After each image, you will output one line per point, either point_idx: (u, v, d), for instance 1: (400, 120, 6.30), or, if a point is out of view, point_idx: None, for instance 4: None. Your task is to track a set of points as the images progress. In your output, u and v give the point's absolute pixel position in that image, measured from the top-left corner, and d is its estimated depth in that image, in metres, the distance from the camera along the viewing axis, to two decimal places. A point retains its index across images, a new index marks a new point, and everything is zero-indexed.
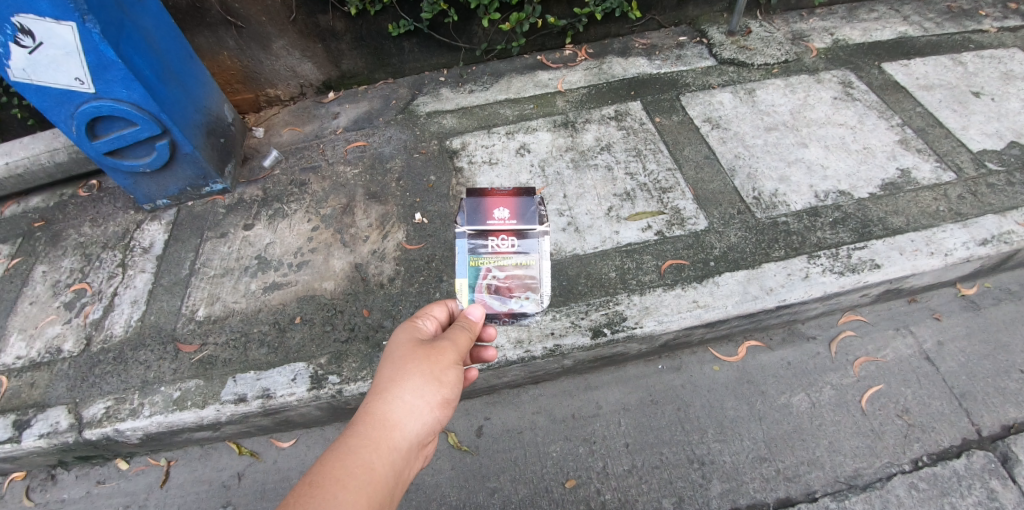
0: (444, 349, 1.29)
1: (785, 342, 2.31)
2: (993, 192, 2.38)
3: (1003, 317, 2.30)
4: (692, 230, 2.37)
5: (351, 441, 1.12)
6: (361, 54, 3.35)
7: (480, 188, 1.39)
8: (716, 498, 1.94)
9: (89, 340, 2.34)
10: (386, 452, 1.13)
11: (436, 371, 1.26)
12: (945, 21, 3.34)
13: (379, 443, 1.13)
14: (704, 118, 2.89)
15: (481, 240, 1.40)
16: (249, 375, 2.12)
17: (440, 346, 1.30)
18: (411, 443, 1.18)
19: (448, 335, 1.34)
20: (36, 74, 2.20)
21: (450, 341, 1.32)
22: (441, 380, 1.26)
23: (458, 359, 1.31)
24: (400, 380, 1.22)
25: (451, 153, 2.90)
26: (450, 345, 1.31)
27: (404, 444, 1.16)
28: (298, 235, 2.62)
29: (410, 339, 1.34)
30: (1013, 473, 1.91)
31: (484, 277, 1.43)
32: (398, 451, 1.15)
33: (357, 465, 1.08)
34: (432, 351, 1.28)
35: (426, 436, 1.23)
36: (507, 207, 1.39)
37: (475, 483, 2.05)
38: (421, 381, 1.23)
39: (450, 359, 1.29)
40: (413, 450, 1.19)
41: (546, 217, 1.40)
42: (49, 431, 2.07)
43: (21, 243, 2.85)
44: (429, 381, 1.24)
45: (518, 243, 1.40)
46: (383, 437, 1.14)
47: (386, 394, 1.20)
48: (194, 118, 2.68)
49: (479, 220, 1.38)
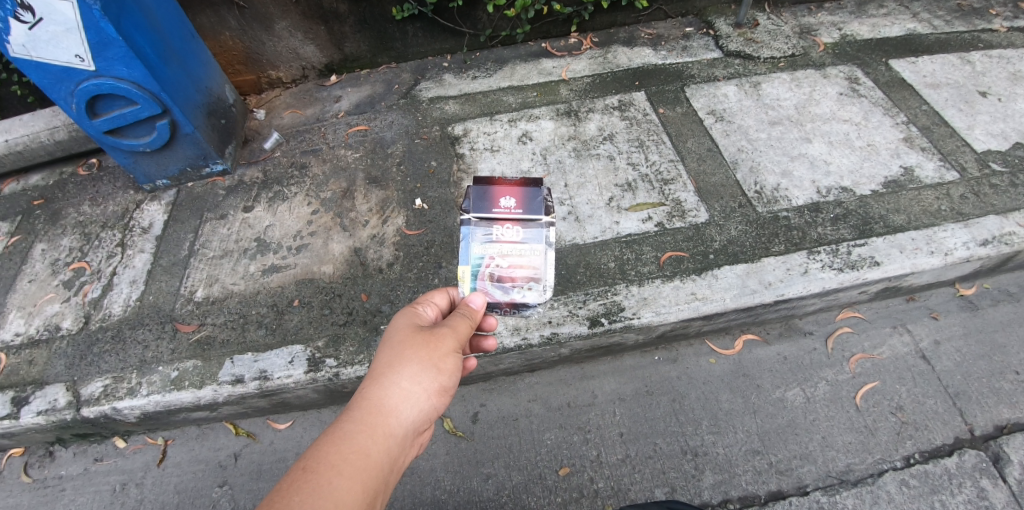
0: (444, 336, 1.30)
1: (782, 336, 2.31)
2: (995, 192, 2.37)
3: (1001, 317, 2.30)
4: (693, 223, 2.37)
5: (348, 426, 1.12)
6: (364, 37, 3.32)
7: (487, 177, 1.42)
8: (708, 489, 1.96)
9: (88, 318, 2.35)
10: (383, 438, 1.13)
11: (435, 358, 1.26)
12: (955, 19, 3.31)
13: (376, 428, 1.13)
14: (708, 110, 2.87)
15: (486, 228, 1.40)
16: (247, 356, 2.13)
17: (439, 334, 1.30)
18: (407, 429, 1.18)
19: (447, 322, 1.34)
20: (36, 50, 2.18)
21: (450, 328, 1.32)
22: (439, 368, 1.26)
23: (457, 346, 1.31)
24: (398, 365, 1.23)
25: (452, 140, 2.88)
26: (449, 332, 1.31)
27: (400, 431, 1.16)
28: (297, 218, 2.61)
29: (411, 324, 1.34)
30: (1004, 473, 1.92)
31: (487, 265, 1.42)
32: (394, 437, 1.15)
33: (352, 450, 1.07)
34: (431, 337, 1.29)
35: (423, 423, 1.23)
36: (513, 197, 1.40)
37: (469, 468, 2.07)
38: (419, 367, 1.23)
39: (450, 346, 1.30)
40: (409, 437, 1.19)
41: (553, 208, 1.41)
42: (47, 408, 2.08)
43: (21, 220, 2.85)
44: (427, 367, 1.24)
45: (521, 232, 1.41)
46: (380, 423, 1.14)
47: (384, 379, 1.21)
48: (195, 98, 2.67)
49: (484, 208, 1.40)
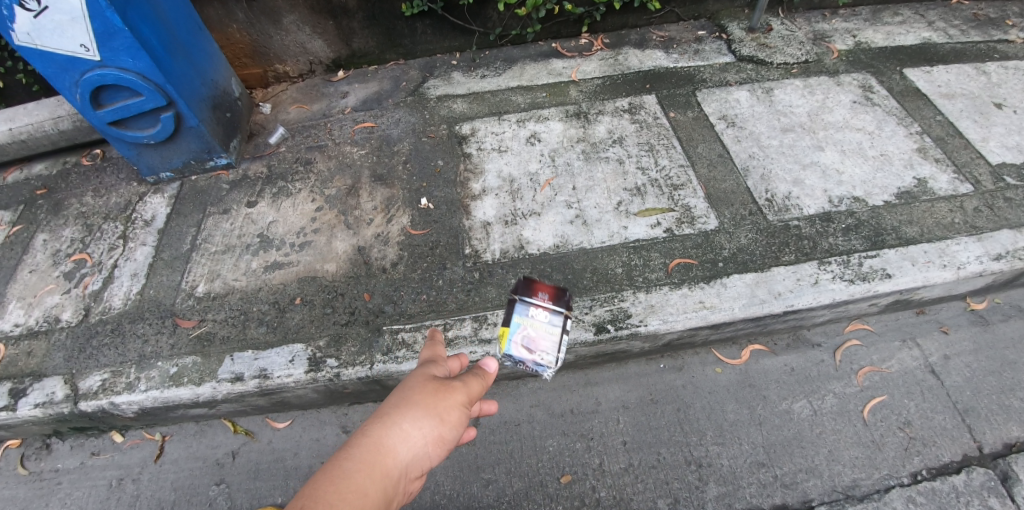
0: (454, 388, 1.26)
1: (789, 348, 2.28)
2: (1009, 206, 2.33)
3: (1012, 333, 2.26)
4: (702, 230, 2.33)
5: (348, 463, 1.07)
6: (373, 33, 3.29)
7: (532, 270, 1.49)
8: (711, 501, 1.93)
9: (87, 311, 2.32)
10: (379, 480, 1.08)
11: (442, 408, 1.22)
12: (971, 29, 3.26)
13: (373, 469, 1.08)
14: (720, 115, 2.84)
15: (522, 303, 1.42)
16: (247, 354, 2.10)
17: (450, 385, 1.27)
18: (403, 476, 1.13)
19: (460, 379, 1.31)
20: (41, 39, 2.15)
21: (462, 384, 1.29)
22: (444, 419, 1.22)
23: (465, 401, 1.27)
24: (405, 409, 1.19)
25: (460, 139, 2.85)
26: (460, 387, 1.28)
27: (397, 476, 1.11)
28: (301, 214, 2.59)
29: (425, 373, 1.32)
30: (1012, 492, 1.89)
31: (519, 334, 1.40)
32: (390, 481, 1.09)
33: (349, 489, 1.03)
34: (442, 388, 1.25)
35: (418, 473, 1.17)
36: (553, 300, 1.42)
37: (469, 473, 2.04)
38: (424, 414, 1.19)
39: (458, 400, 1.26)
40: (403, 484, 1.13)
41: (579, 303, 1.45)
42: (44, 401, 2.06)
43: (22, 210, 2.82)
44: (432, 415, 1.20)
45: (552, 315, 1.41)
46: (379, 464, 1.10)
47: (389, 420, 1.16)
48: (201, 91, 2.64)
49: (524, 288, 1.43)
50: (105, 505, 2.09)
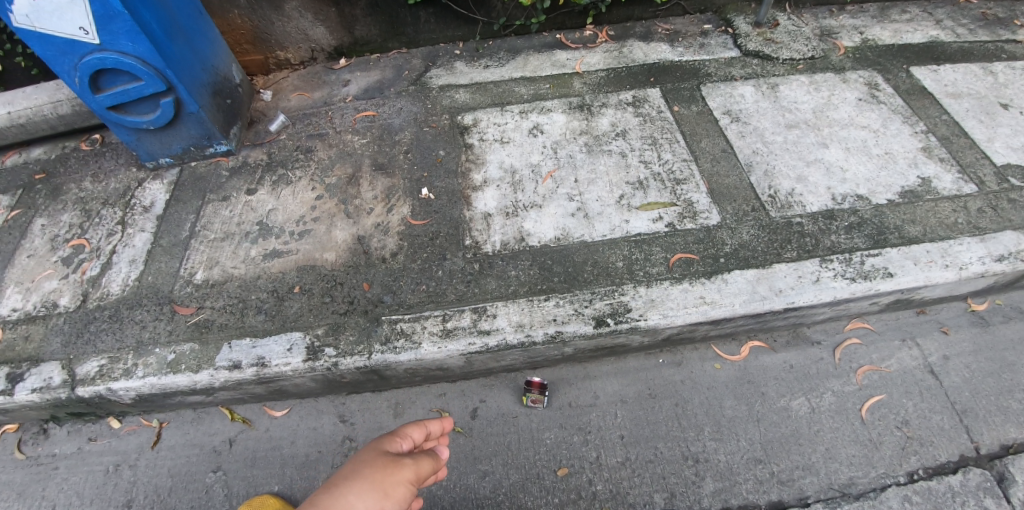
0: (405, 464, 1.13)
1: (788, 345, 2.27)
2: (1013, 208, 2.31)
3: (1012, 335, 2.25)
4: (704, 225, 2.32)
5: None
6: (376, 21, 3.25)
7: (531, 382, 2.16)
8: (708, 496, 1.93)
9: (85, 297, 2.31)
10: None
11: (390, 482, 1.07)
12: (979, 28, 3.23)
13: None
14: (724, 110, 2.81)
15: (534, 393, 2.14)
16: (245, 341, 2.09)
17: (401, 461, 1.14)
18: None
19: (413, 457, 1.18)
20: (40, 21, 2.13)
21: (413, 462, 1.16)
22: (391, 493, 1.06)
23: (413, 479, 1.13)
24: (354, 478, 1.04)
25: (462, 129, 2.83)
26: (411, 464, 1.15)
27: None
28: (301, 203, 2.57)
29: (377, 447, 1.18)
30: (1008, 493, 1.89)
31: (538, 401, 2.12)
32: None
33: None
34: (393, 462, 1.12)
35: None
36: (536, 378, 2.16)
37: (466, 465, 2.04)
38: (373, 486, 1.04)
39: (408, 477, 1.12)
40: None
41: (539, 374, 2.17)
42: (42, 386, 2.06)
43: (21, 194, 2.80)
44: (380, 489, 1.05)
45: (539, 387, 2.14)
46: None
47: (336, 488, 1.02)
48: (201, 77, 2.62)
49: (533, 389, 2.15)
50: (102, 490, 2.09)
